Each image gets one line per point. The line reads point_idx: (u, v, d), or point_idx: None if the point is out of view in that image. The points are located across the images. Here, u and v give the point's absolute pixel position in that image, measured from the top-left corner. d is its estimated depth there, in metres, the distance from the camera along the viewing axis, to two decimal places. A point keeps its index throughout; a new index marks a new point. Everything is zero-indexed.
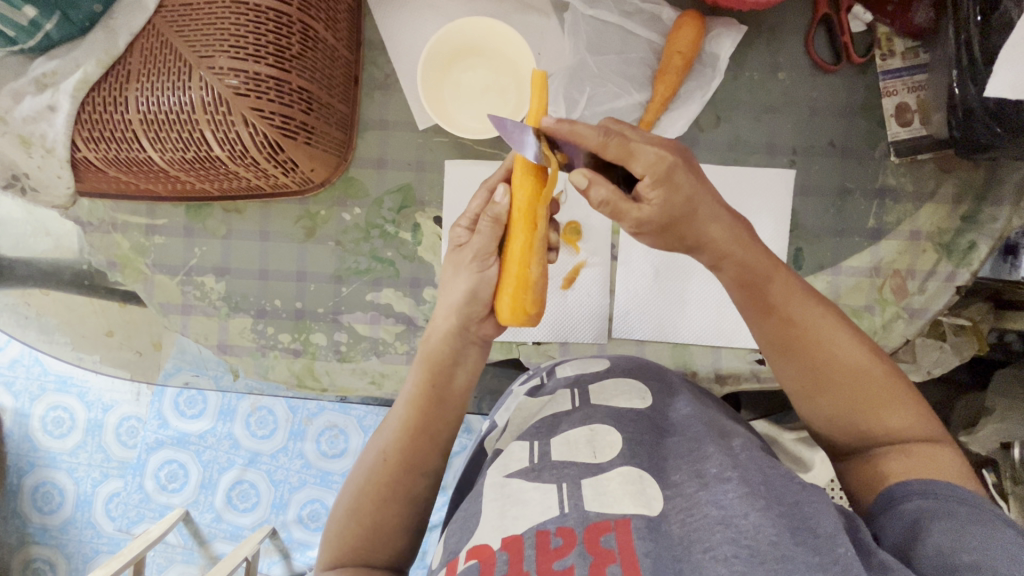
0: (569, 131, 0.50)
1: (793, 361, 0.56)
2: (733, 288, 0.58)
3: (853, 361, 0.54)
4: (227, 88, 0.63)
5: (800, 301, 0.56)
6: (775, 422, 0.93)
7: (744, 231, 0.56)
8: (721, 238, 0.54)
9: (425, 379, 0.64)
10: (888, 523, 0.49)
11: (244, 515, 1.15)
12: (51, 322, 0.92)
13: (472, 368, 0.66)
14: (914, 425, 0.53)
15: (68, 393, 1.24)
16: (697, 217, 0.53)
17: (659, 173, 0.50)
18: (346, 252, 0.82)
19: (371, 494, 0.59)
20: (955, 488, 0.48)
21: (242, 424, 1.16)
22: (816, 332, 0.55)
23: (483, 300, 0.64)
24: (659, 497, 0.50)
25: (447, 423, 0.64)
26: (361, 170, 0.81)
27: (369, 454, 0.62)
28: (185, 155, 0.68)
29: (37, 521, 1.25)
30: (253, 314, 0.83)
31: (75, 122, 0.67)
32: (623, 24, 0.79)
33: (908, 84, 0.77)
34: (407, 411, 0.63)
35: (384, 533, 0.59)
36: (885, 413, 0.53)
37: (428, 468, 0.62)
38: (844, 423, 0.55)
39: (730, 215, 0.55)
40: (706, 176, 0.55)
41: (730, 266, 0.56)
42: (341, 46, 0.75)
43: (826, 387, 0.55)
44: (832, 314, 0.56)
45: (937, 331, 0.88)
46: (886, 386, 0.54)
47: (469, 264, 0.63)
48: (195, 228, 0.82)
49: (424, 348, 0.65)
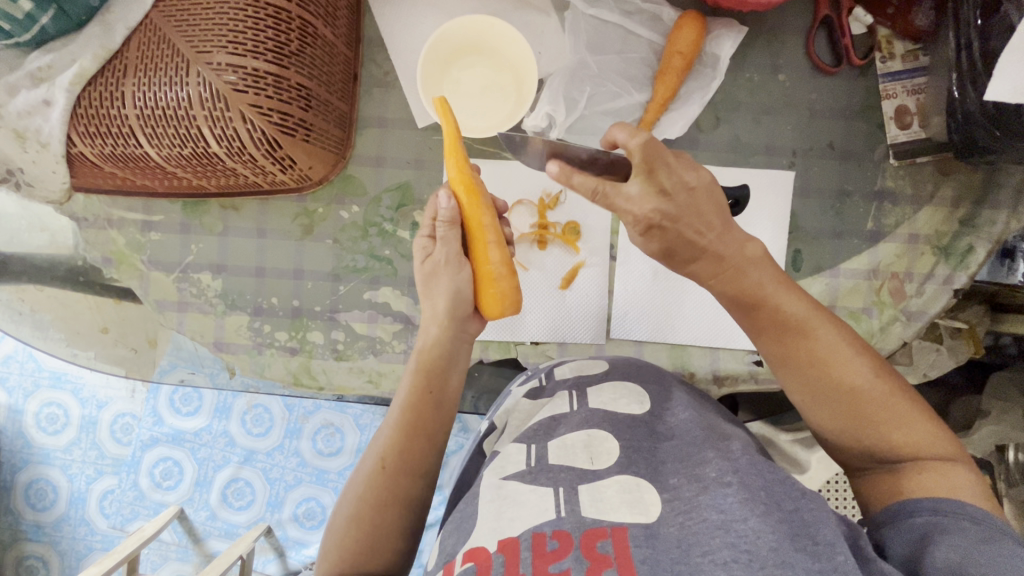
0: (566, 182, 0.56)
1: (794, 377, 0.56)
2: (734, 306, 0.59)
3: (853, 378, 0.53)
4: (225, 84, 0.62)
5: (802, 319, 0.55)
6: (772, 422, 0.91)
7: (742, 256, 0.56)
8: (712, 268, 0.57)
9: (421, 382, 0.64)
10: (894, 535, 0.50)
11: (239, 513, 1.15)
12: (45, 318, 0.90)
13: (463, 368, 0.67)
14: (922, 442, 0.52)
15: (62, 390, 1.23)
16: (683, 251, 0.57)
17: (642, 227, 0.55)
18: (344, 250, 0.81)
19: (371, 501, 0.59)
20: (966, 505, 0.48)
21: (237, 423, 1.15)
22: (816, 349, 0.55)
23: (466, 298, 0.65)
24: (657, 502, 0.50)
25: (443, 426, 0.64)
26: (359, 167, 0.81)
27: (366, 463, 0.61)
28: (182, 152, 0.67)
29: (30, 518, 1.24)
30: (250, 311, 0.82)
31: (72, 116, 0.67)
32: (623, 23, 0.79)
33: (908, 87, 0.77)
34: (402, 415, 0.62)
35: (384, 538, 0.58)
36: (889, 430, 0.52)
37: (427, 470, 0.61)
38: (848, 437, 0.55)
39: (729, 244, 0.56)
40: (709, 209, 0.56)
41: (726, 288, 0.58)
42: (340, 43, 0.74)
43: (826, 403, 0.55)
44: (835, 329, 0.55)
45: (933, 334, 0.87)
46: (890, 404, 0.53)
47: (445, 269, 0.64)
48: (192, 224, 0.82)
49: (418, 353, 0.65)
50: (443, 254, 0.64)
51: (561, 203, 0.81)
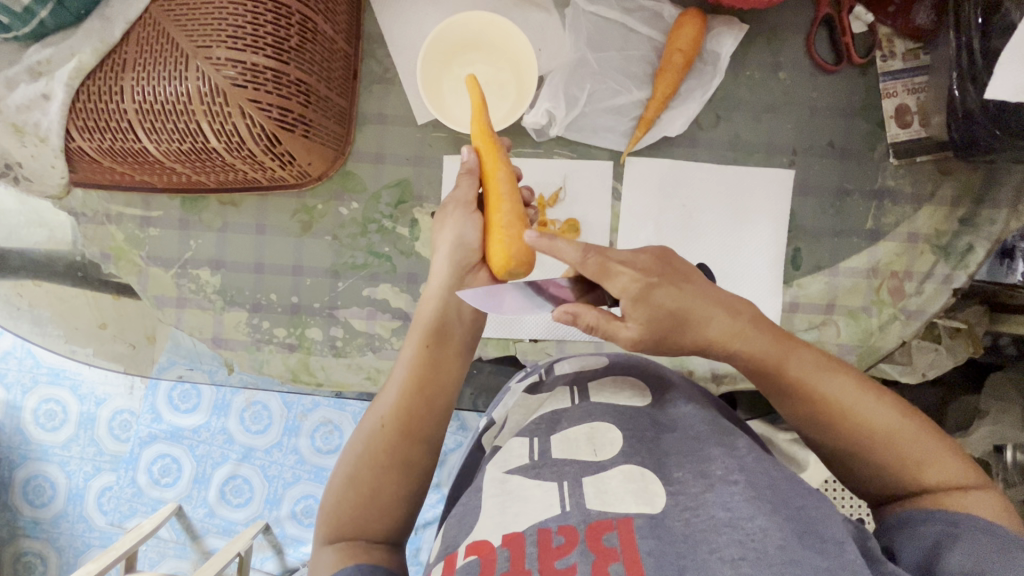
0: (549, 246, 0.52)
1: (820, 431, 0.55)
2: (749, 372, 0.57)
3: (882, 424, 0.52)
4: (224, 79, 0.62)
5: (820, 375, 0.54)
6: (770, 421, 0.92)
7: (748, 321, 0.55)
8: (721, 335, 0.54)
9: (421, 343, 0.63)
10: (905, 542, 0.49)
11: (237, 511, 1.15)
12: (44, 314, 0.90)
13: (470, 332, 0.66)
14: (957, 476, 0.51)
15: (60, 386, 1.23)
16: (691, 324, 0.54)
17: (634, 294, 0.52)
18: (343, 246, 0.81)
19: (370, 461, 0.58)
20: (980, 518, 0.47)
21: (236, 419, 1.15)
22: (839, 403, 0.53)
23: (472, 247, 0.65)
24: (661, 493, 0.50)
25: (446, 389, 0.63)
26: (359, 163, 0.81)
27: (368, 421, 0.61)
28: (181, 147, 0.67)
29: (28, 515, 1.24)
30: (248, 307, 0.82)
31: (71, 110, 0.67)
32: (623, 21, 0.79)
33: (908, 86, 0.77)
34: (405, 374, 0.62)
35: (382, 500, 0.57)
36: (922, 470, 0.51)
37: (426, 433, 0.61)
38: (882, 480, 0.53)
39: (726, 311, 0.54)
40: (693, 280, 0.55)
41: (740, 358, 0.55)
42: (340, 39, 0.74)
43: (858, 452, 0.53)
44: (850, 378, 0.54)
45: (932, 334, 0.88)
46: (918, 443, 0.52)
47: (454, 213, 0.65)
48: (191, 220, 0.82)
49: (420, 316, 0.65)
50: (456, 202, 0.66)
51: (560, 199, 0.80)
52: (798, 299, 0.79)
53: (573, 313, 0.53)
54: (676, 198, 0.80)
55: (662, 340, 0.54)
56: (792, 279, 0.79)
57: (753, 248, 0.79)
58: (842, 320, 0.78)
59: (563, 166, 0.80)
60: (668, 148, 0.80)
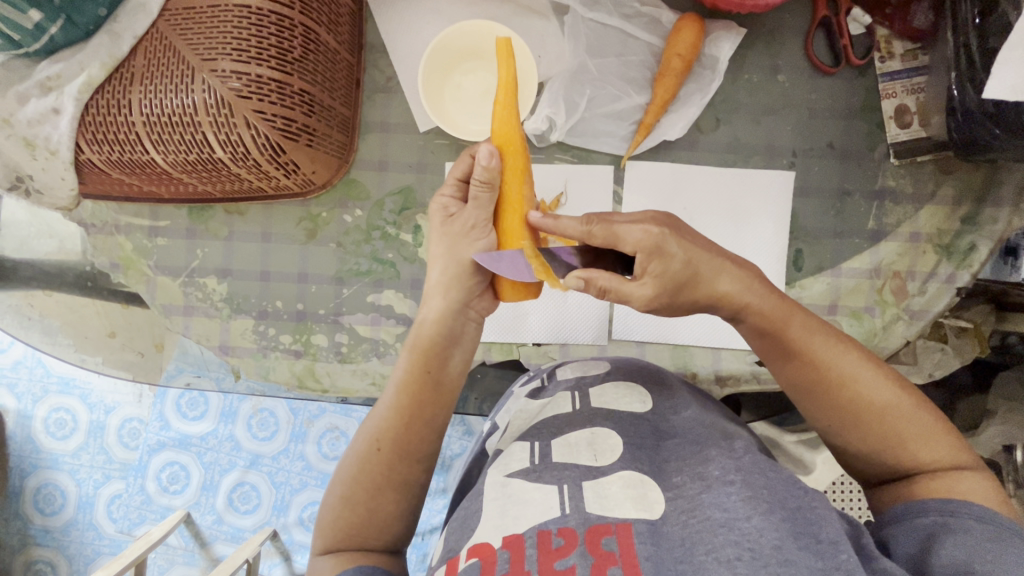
0: (555, 225, 0.55)
1: (816, 404, 0.55)
2: (751, 335, 0.57)
3: (879, 397, 0.52)
4: (229, 90, 0.63)
5: (822, 340, 0.54)
6: (775, 423, 0.92)
7: (755, 279, 0.55)
8: (733, 289, 0.54)
9: (420, 367, 0.61)
10: (899, 534, 0.49)
11: (245, 517, 1.16)
12: (55, 323, 0.91)
13: (468, 347, 0.64)
14: (949, 456, 0.51)
15: (71, 395, 1.24)
16: (701, 281, 0.54)
17: (650, 248, 0.52)
18: (347, 253, 0.82)
19: (364, 483, 0.58)
20: (973, 504, 0.47)
21: (243, 427, 1.16)
22: (839, 371, 0.53)
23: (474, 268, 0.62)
24: (660, 500, 0.50)
25: (442, 409, 0.62)
26: (362, 171, 0.82)
27: (360, 442, 0.61)
28: (188, 158, 0.68)
29: (39, 523, 1.25)
30: (254, 315, 0.83)
31: (79, 124, 0.68)
32: (623, 27, 0.79)
33: (908, 86, 0.77)
34: (397, 398, 0.60)
35: (379, 518, 0.58)
36: (915, 447, 0.51)
37: (423, 453, 0.60)
38: (875, 459, 0.53)
39: (735, 264, 0.55)
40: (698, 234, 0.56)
41: (750, 316, 0.55)
42: (342, 49, 0.75)
43: (854, 426, 0.53)
44: (853, 349, 0.54)
45: (938, 334, 0.88)
46: (914, 419, 0.52)
47: (464, 230, 0.62)
48: (197, 229, 0.83)
49: (418, 332, 0.63)
50: (469, 218, 0.62)
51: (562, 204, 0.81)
52: (801, 299, 0.79)
53: (585, 279, 0.54)
54: (677, 200, 0.81)
55: (671, 300, 0.55)
56: (794, 280, 0.79)
57: (753, 248, 0.80)
58: (844, 321, 0.78)
59: (564, 169, 0.81)
60: (668, 151, 0.81)
